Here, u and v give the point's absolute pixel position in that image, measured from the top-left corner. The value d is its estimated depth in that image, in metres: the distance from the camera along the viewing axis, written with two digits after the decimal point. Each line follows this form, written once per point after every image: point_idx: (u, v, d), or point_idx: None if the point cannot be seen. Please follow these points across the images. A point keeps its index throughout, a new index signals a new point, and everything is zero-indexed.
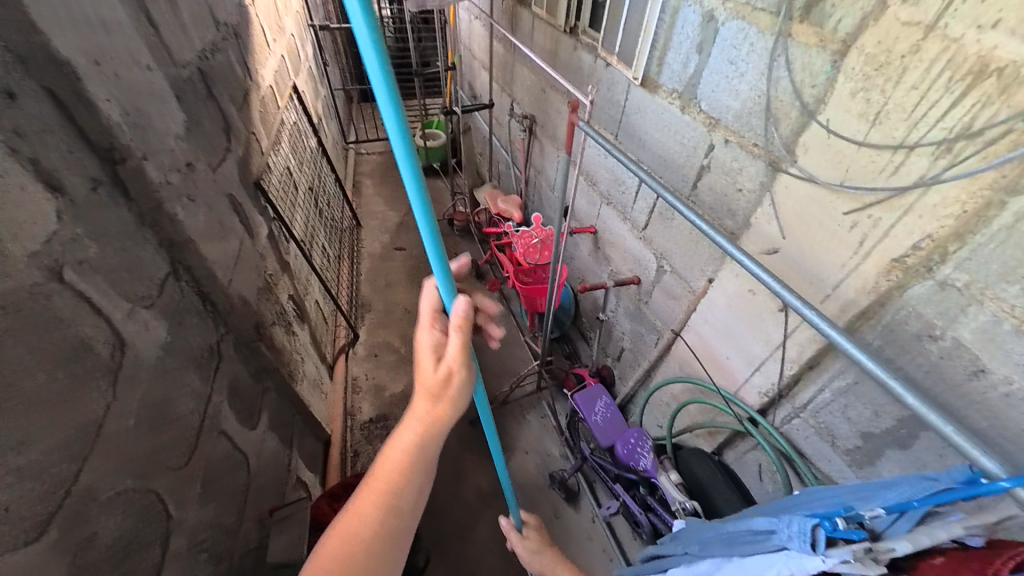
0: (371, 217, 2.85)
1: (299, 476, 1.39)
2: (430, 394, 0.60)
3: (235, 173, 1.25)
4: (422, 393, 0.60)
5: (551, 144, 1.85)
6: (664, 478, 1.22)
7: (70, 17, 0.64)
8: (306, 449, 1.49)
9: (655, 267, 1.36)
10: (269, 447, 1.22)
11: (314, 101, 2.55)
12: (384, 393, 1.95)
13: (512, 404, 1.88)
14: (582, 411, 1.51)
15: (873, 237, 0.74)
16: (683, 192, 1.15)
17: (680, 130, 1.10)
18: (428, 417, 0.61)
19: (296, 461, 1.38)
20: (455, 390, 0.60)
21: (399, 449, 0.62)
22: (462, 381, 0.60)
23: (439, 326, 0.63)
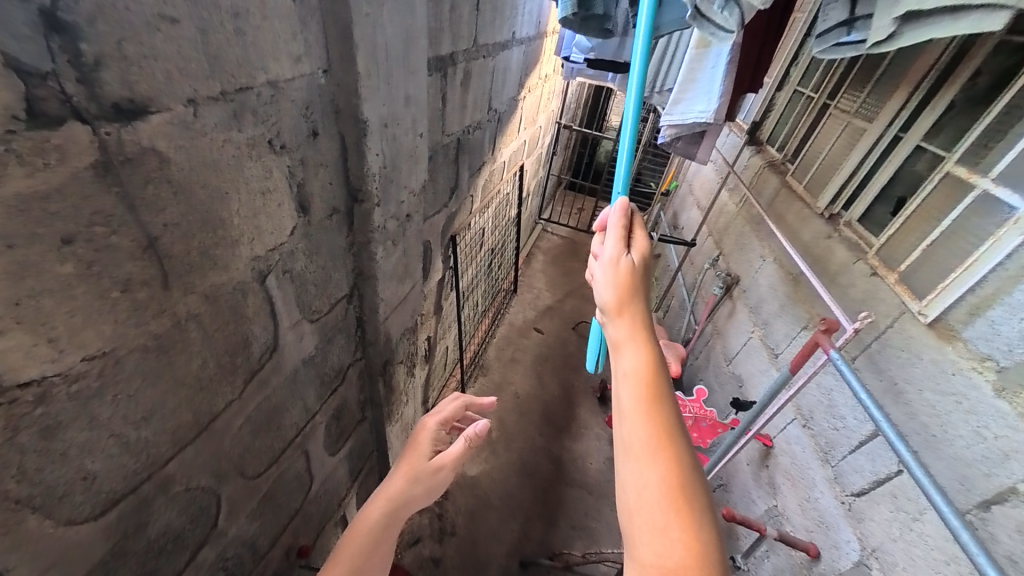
0: (528, 290, 2.91)
1: (346, 514, 1.21)
2: (412, 474, 0.82)
3: (441, 224, 1.37)
4: (407, 477, 0.81)
5: (747, 314, 1.57)
6: None
7: (385, 91, 0.77)
8: (367, 487, 1.31)
9: (854, 559, 0.92)
10: (338, 475, 1.10)
11: (530, 179, 2.82)
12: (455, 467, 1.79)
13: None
14: None
15: None
16: (953, 497, 0.76)
17: (980, 415, 0.75)
18: (402, 490, 0.80)
19: (350, 496, 1.21)
20: (438, 476, 0.84)
21: (366, 523, 0.75)
22: (444, 474, 0.84)
23: (439, 421, 0.94)
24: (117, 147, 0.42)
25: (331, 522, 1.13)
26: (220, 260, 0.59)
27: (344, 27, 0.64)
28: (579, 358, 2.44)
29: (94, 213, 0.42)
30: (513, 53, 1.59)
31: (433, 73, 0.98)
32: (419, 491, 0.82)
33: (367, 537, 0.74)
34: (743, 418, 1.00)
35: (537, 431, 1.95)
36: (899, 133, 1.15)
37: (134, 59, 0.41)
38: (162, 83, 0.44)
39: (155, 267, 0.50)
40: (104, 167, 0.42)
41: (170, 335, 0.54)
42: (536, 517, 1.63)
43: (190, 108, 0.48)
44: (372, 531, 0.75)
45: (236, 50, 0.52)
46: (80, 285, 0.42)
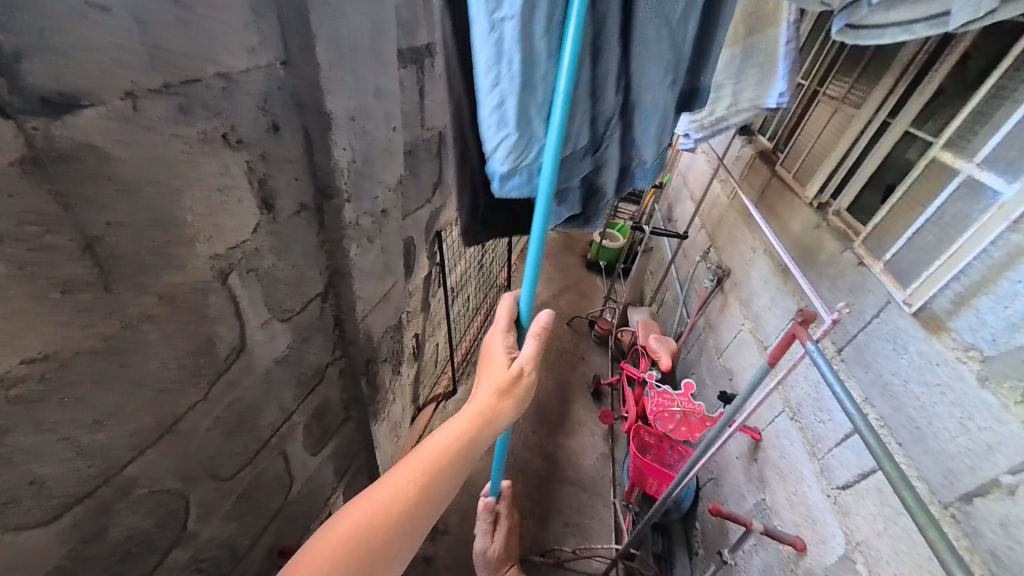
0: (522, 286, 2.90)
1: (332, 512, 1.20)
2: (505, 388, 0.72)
3: (424, 220, 1.36)
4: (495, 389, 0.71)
5: (739, 307, 1.56)
6: None
7: (350, 82, 0.77)
8: (355, 486, 1.30)
9: (841, 554, 0.91)
10: (322, 476, 1.09)
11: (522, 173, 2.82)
12: None
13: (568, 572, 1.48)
14: None
15: None
16: (939, 491, 0.74)
17: (966, 407, 0.73)
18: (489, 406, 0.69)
19: (336, 496, 1.20)
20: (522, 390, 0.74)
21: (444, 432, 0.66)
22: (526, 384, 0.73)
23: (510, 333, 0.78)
24: (47, 143, 0.41)
25: (316, 522, 1.12)
26: (176, 259, 0.57)
27: (302, 16, 0.65)
28: (574, 354, 2.42)
29: (26, 211, 0.40)
30: None
31: (407, 65, 0.96)
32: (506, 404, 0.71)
33: (443, 458, 0.64)
34: (727, 410, 0.99)
35: (531, 427, 1.94)
36: (887, 118, 1.13)
37: (62, 50, 0.40)
38: (96, 75, 0.43)
39: (101, 267, 0.48)
40: (31, 162, 0.40)
41: (123, 337, 0.53)
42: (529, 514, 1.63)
43: (129, 101, 0.47)
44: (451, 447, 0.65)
45: (182, 41, 0.50)
46: (15, 286, 0.41)
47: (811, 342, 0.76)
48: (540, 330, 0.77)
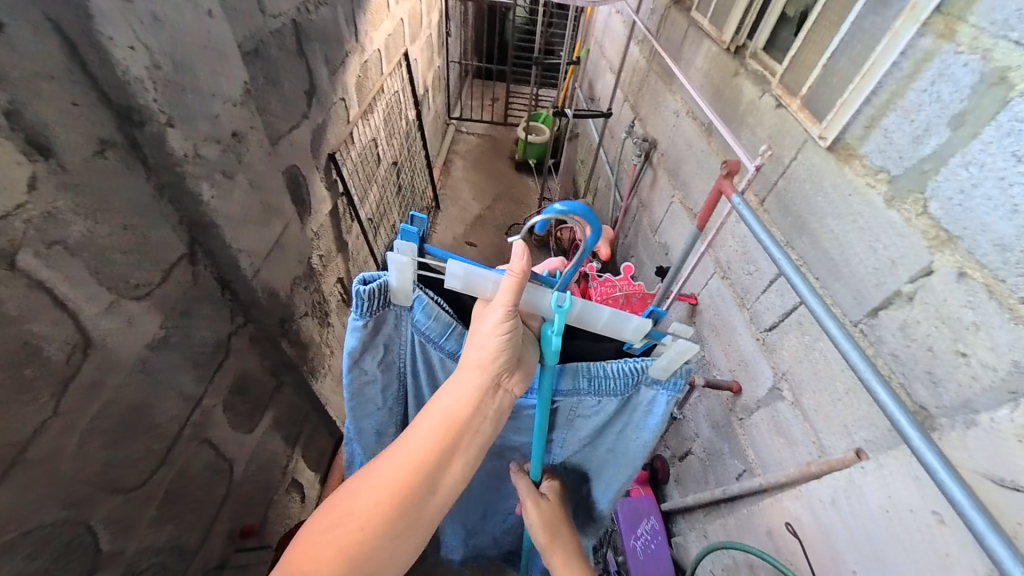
0: (452, 203, 2.72)
1: (296, 476, 1.16)
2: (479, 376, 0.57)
3: (307, 141, 1.13)
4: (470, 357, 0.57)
5: (667, 180, 1.53)
6: None
7: None
8: (316, 446, 1.25)
9: (769, 385, 1.01)
10: (269, 448, 1.02)
11: (422, 71, 2.49)
12: None
13: None
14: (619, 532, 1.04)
15: None
16: (848, 313, 0.81)
17: (873, 230, 0.77)
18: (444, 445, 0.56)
19: (296, 461, 1.14)
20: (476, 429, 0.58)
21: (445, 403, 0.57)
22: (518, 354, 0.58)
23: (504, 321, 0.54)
24: None
25: (279, 491, 1.07)
26: None
27: None
28: None
29: None
30: None
31: None
32: (517, 376, 0.59)
33: (440, 441, 0.55)
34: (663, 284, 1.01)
35: None
36: None
37: None
38: None
39: None
40: None
41: None
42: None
43: None
44: (435, 441, 0.55)
45: None
46: None
47: (735, 198, 0.76)
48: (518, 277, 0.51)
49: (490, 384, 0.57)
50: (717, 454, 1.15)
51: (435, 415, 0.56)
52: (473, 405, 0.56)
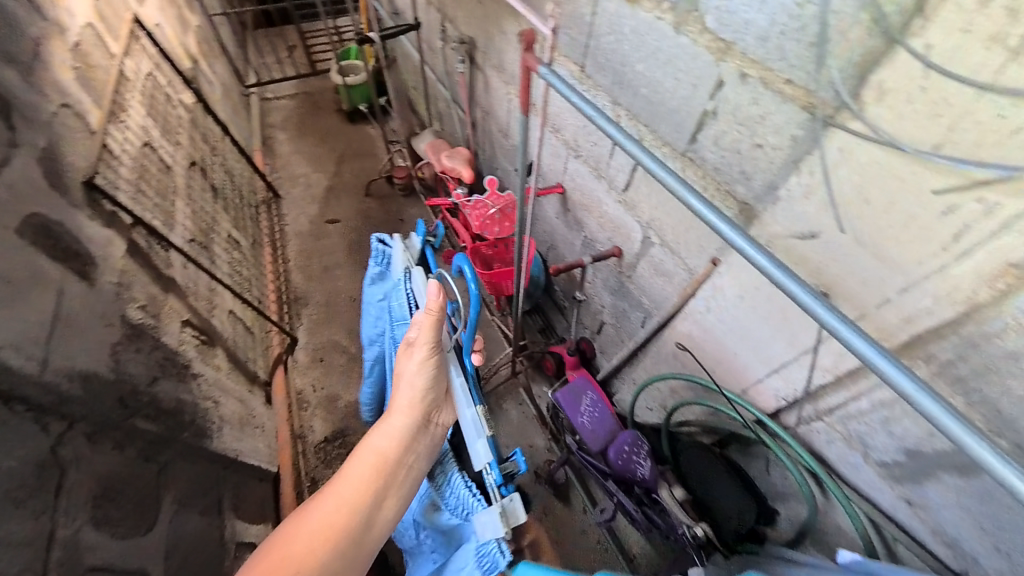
0: (292, 184, 2.37)
1: (243, 540, 1.05)
2: (410, 411, 0.74)
3: (37, 176, 0.86)
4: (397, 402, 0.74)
5: (497, 78, 1.46)
6: (667, 496, 0.93)
7: None
8: (250, 498, 1.15)
9: (640, 238, 1.10)
10: (189, 530, 0.90)
11: (174, 35, 1.98)
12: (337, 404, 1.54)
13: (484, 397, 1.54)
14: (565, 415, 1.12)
15: (980, 231, 0.49)
16: (676, 147, 0.88)
17: (673, 61, 0.82)
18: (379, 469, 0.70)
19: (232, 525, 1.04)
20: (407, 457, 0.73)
21: (386, 434, 0.73)
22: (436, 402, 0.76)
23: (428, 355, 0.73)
24: None
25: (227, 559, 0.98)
26: None
27: None
28: (391, 219, 2.17)
29: None
30: None
31: None
32: (443, 413, 0.77)
33: (374, 470, 0.70)
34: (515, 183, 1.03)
35: None
36: None
37: None
38: None
39: None
40: None
41: None
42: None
43: None
44: (371, 472, 0.70)
45: None
46: None
47: (543, 68, 0.71)
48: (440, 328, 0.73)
49: (418, 417, 0.74)
50: (621, 313, 1.28)
51: (369, 454, 0.71)
52: (403, 443, 0.73)
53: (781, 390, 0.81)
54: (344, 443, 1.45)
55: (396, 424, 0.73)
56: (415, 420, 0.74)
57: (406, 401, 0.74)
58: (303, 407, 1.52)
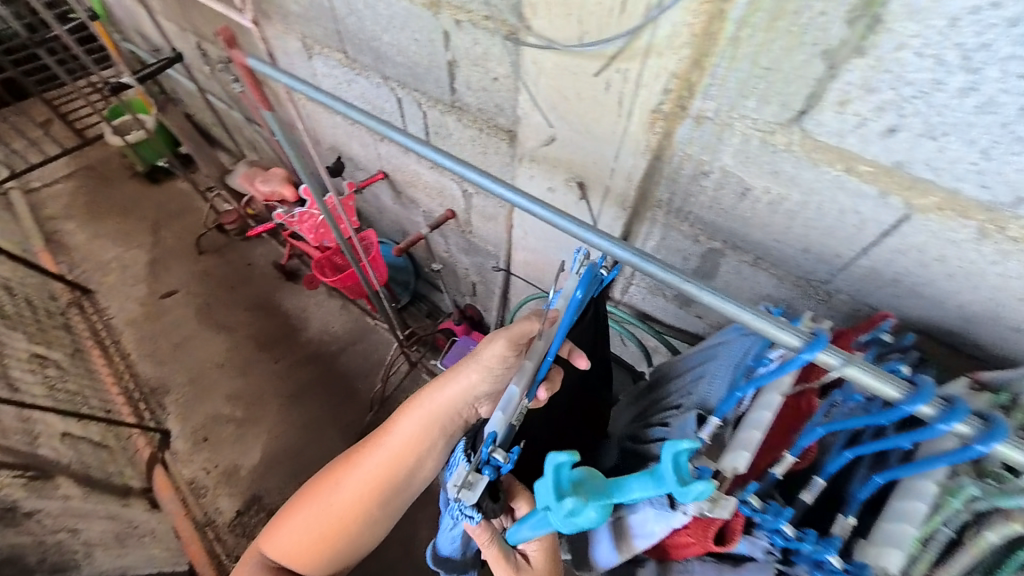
0: (104, 272, 2.03)
1: None
2: (462, 390, 0.65)
3: None
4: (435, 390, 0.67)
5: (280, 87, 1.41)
6: None
7: None
8: None
9: (461, 193, 1.19)
10: None
11: None
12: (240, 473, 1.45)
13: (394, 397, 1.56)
14: None
15: (629, 95, 0.62)
16: (446, 100, 0.98)
17: (405, 25, 0.90)
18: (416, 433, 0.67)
19: None
20: (446, 431, 0.68)
21: (432, 401, 0.67)
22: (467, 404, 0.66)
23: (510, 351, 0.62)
24: None
25: None
26: None
27: None
28: (237, 267, 1.98)
29: None
30: None
31: None
32: (487, 405, 0.67)
33: (400, 458, 0.68)
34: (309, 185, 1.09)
35: (271, 359, 1.66)
36: None
37: None
38: None
39: None
40: None
41: None
42: (338, 405, 1.57)
43: None
44: (395, 457, 0.68)
45: None
46: None
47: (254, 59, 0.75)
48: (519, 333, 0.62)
49: (448, 412, 0.67)
50: (479, 268, 1.39)
51: (398, 441, 0.68)
52: (447, 415, 0.67)
53: None
54: (261, 507, 1.39)
55: (447, 400, 0.66)
56: (463, 400, 0.66)
57: (463, 377, 0.65)
58: (201, 494, 1.40)
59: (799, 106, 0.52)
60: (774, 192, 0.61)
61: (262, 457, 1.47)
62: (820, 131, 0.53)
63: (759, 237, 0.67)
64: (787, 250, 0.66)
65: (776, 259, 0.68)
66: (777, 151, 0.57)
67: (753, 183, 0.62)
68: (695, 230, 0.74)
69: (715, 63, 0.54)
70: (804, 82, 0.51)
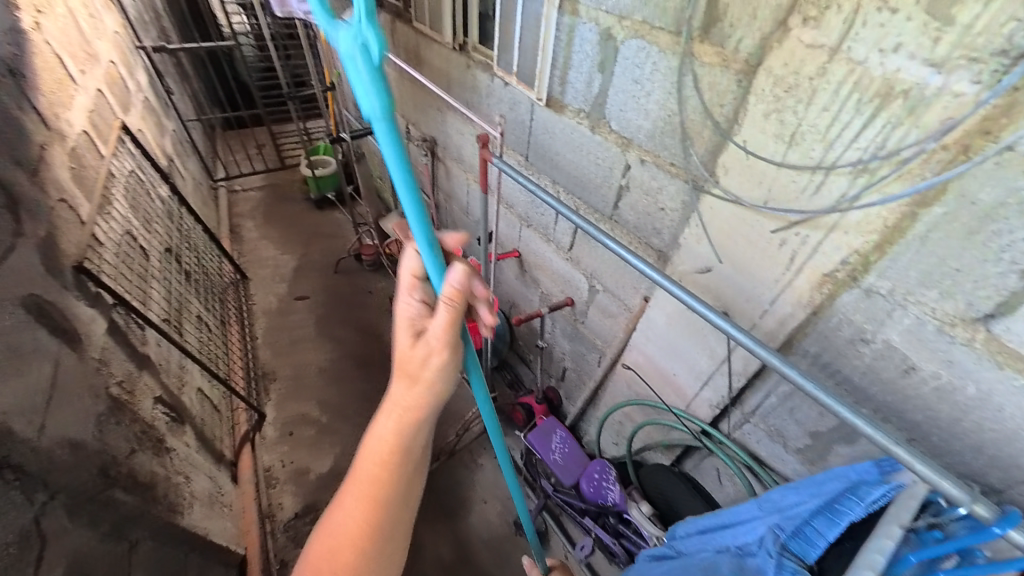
0: (261, 266, 2.45)
1: None
2: (407, 373, 0.56)
3: (38, 264, 0.94)
4: (398, 372, 0.57)
5: (456, 167, 1.74)
6: (636, 512, 1.12)
7: None
8: None
9: (587, 287, 1.30)
10: None
11: (155, 139, 2.18)
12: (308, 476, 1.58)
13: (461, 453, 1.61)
14: (538, 453, 1.31)
15: (802, 254, 0.70)
16: (605, 213, 1.11)
17: (592, 151, 1.06)
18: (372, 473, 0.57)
19: None
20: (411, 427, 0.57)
21: (375, 439, 0.58)
22: (444, 360, 0.55)
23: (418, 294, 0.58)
24: None
25: None
26: None
27: None
28: (358, 292, 2.27)
29: None
30: None
31: None
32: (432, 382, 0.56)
33: (386, 459, 0.57)
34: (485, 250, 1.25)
35: (363, 380, 1.82)
36: None
37: None
38: None
39: None
40: None
41: None
42: None
43: None
44: (386, 453, 0.57)
45: None
46: None
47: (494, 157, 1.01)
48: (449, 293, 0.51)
49: (393, 411, 0.57)
50: (578, 357, 1.47)
51: (376, 443, 0.58)
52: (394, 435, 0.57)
53: (712, 399, 0.97)
54: (315, 517, 1.47)
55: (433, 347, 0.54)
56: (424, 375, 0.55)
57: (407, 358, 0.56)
58: (271, 484, 1.54)
59: (988, 310, 0.56)
60: (945, 379, 0.62)
61: (330, 468, 1.58)
62: (1011, 338, 0.55)
63: (919, 418, 0.67)
64: (944, 439, 0.65)
65: (935, 445, 0.66)
66: (955, 343, 0.60)
67: (920, 364, 0.64)
68: (841, 390, 0.74)
69: (897, 250, 0.60)
70: (994, 292, 0.54)
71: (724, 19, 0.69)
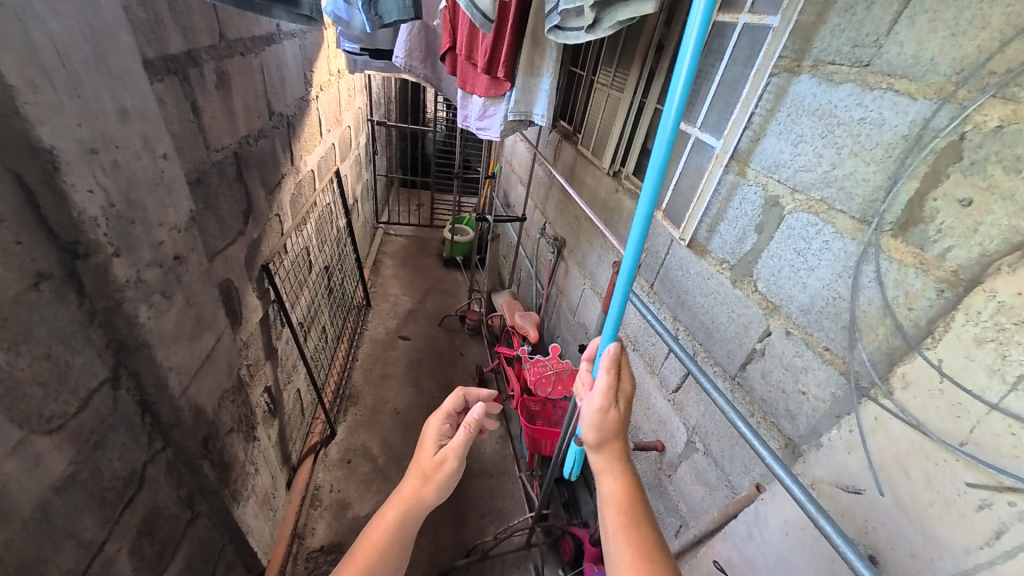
0: (383, 299, 2.76)
1: None
2: (424, 471, 0.66)
3: (241, 257, 1.18)
4: (415, 470, 0.67)
5: (577, 269, 1.80)
6: None
7: (85, 110, 0.60)
8: None
9: (684, 440, 1.15)
10: None
11: (353, 183, 2.75)
12: (346, 513, 1.59)
13: (494, 561, 1.56)
14: None
15: (1017, 534, 0.51)
16: (727, 370, 1.00)
17: (729, 303, 0.99)
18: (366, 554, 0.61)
19: None
20: (427, 498, 0.65)
21: (375, 530, 0.63)
22: (454, 467, 0.67)
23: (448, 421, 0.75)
24: None
25: None
26: None
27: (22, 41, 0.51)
28: (452, 351, 2.39)
29: None
30: (285, 48, 1.42)
31: (164, 77, 0.82)
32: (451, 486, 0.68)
33: (375, 552, 0.61)
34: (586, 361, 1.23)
35: None
36: (642, 99, 1.37)
37: None
38: None
39: None
40: None
41: None
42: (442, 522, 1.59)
43: None
44: (381, 544, 0.62)
45: None
46: None
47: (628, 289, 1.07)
48: (471, 421, 0.69)
49: (406, 501, 0.64)
50: (654, 514, 1.27)
51: (374, 529, 0.63)
52: (399, 519, 0.63)
53: None
54: (336, 559, 1.44)
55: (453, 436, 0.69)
56: (441, 458, 0.67)
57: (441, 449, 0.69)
58: (313, 505, 1.59)
59: None
60: None
61: (367, 514, 1.59)
62: None
63: None
64: None
65: None
66: None
67: None
68: None
69: None
70: None
71: (930, 222, 0.62)
